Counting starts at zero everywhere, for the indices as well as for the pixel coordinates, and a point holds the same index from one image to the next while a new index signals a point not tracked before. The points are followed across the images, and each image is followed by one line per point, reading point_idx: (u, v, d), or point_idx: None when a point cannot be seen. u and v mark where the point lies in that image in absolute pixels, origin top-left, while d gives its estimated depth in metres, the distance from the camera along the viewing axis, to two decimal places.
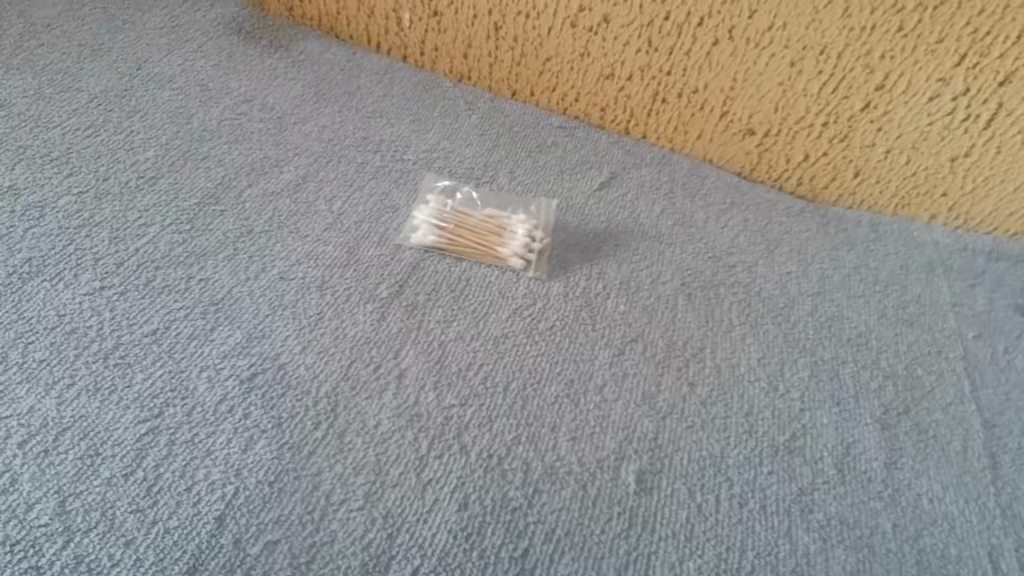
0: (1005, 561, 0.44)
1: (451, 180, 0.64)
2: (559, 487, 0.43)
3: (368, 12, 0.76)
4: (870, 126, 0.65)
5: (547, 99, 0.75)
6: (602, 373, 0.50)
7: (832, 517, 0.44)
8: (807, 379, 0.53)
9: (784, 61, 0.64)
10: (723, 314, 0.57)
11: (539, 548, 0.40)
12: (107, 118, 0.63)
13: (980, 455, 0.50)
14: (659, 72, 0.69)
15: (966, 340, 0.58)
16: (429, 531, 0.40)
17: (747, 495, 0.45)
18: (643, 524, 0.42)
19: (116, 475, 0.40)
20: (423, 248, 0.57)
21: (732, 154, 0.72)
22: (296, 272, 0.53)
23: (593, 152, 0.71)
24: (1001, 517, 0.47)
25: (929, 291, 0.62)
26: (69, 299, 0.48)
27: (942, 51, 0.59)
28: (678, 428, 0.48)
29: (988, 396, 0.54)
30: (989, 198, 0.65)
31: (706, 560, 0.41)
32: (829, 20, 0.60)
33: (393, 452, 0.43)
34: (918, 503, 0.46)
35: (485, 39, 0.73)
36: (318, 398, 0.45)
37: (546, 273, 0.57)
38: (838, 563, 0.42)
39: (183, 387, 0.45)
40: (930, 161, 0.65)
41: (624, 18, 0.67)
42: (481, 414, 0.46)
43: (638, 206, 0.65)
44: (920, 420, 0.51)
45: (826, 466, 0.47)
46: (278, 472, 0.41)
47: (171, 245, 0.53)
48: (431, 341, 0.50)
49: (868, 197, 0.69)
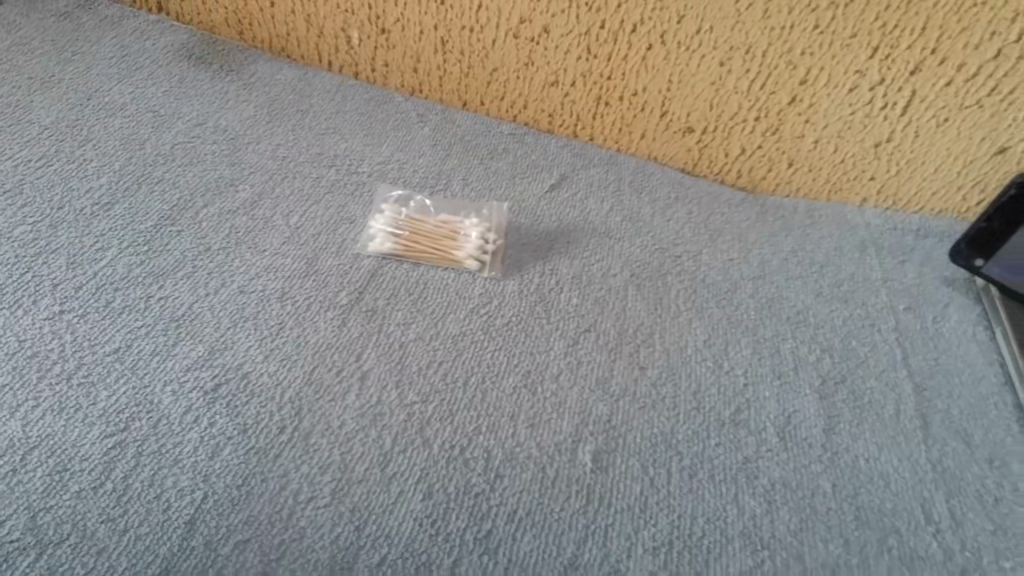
0: (937, 511, 0.48)
1: (405, 190, 0.67)
2: (519, 471, 0.45)
3: (317, 33, 0.78)
4: (798, 118, 0.68)
5: (496, 108, 0.78)
6: (557, 363, 0.53)
7: (776, 481, 0.48)
8: (749, 356, 0.56)
9: (714, 62, 0.67)
10: (670, 300, 0.60)
11: (502, 528, 0.42)
12: (59, 148, 0.63)
13: (912, 417, 0.54)
14: (600, 78, 0.72)
15: (897, 312, 0.62)
16: (396, 521, 0.42)
17: (697, 466, 0.48)
18: (599, 500, 0.45)
19: (85, 488, 0.41)
20: (382, 255, 0.59)
21: (674, 151, 0.75)
22: (256, 285, 0.55)
23: (543, 156, 0.74)
24: (933, 472, 0.50)
25: (861, 269, 0.66)
26: (29, 324, 0.49)
27: (856, 44, 0.62)
28: (631, 409, 0.50)
29: (919, 361, 0.58)
30: (914, 179, 0.69)
31: (660, 528, 0.44)
32: (751, 22, 0.63)
33: (357, 450, 0.45)
34: (856, 464, 0.50)
35: (433, 53, 0.75)
36: (282, 403, 0.47)
37: (500, 272, 0.60)
38: (782, 523, 0.45)
39: (148, 401, 0.46)
40: (856, 147, 0.68)
41: (563, 28, 0.69)
42: (442, 409, 0.48)
43: (587, 205, 0.68)
44: (856, 388, 0.55)
45: (769, 435, 0.50)
46: (245, 475, 0.43)
47: (129, 266, 0.55)
48: (391, 343, 0.52)
49: (804, 185, 0.73)
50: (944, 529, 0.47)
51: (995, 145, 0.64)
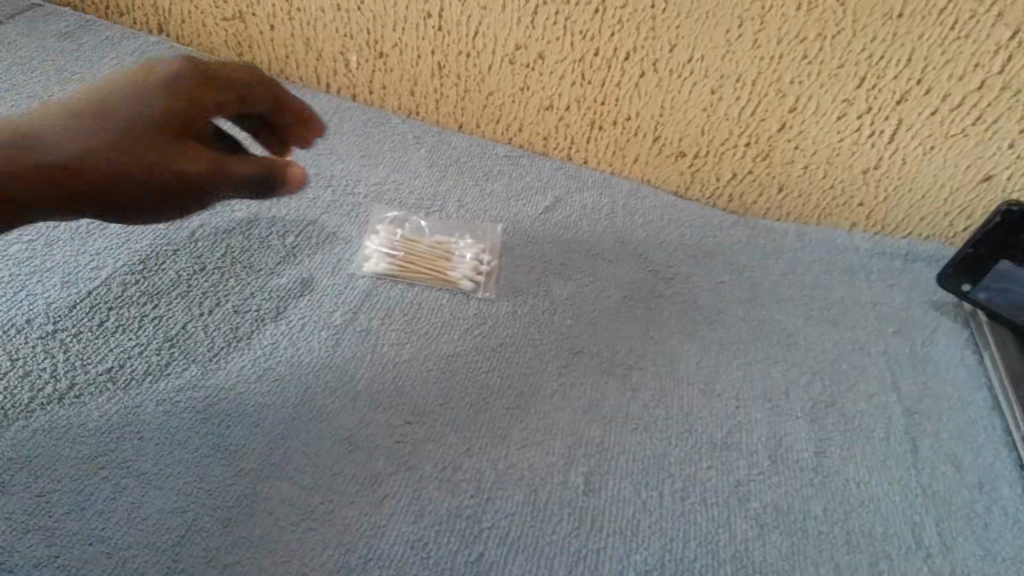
0: (928, 536, 0.48)
1: (401, 212, 0.68)
2: (511, 493, 0.45)
3: (316, 56, 0.79)
4: (787, 144, 0.69)
5: (491, 131, 0.79)
6: (550, 384, 0.53)
7: (768, 505, 0.48)
8: (741, 378, 0.56)
9: (705, 89, 0.68)
10: (663, 323, 0.60)
11: (493, 551, 0.42)
12: None
13: (902, 440, 0.54)
14: (593, 103, 0.73)
15: (888, 336, 0.62)
16: (388, 543, 0.42)
17: (689, 489, 0.48)
18: (591, 522, 0.45)
19: (73, 509, 0.41)
20: (376, 275, 0.60)
21: (666, 175, 0.76)
22: (250, 304, 0.55)
23: (537, 177, 0.74)
24: (923, 495, 0.50)
25: (852, 292, 0.66)
26: (21, 344, 0.50)
27: (844, 75, 0.62)
28: (623, 431, 0.51)
29: (908, 385, 0.58)
30: (902, 205, 0.69)
31: (652, 551, 0.44)
32: (741, 51, 0.64)
33: (349, 472, 0.45)
34: (846, 487, 0.50)
35: (430, 77, 0.77)
36: (274, 424, 0.47)
37: (495, 293, 0.60)
38: (774, 547, 0.45)
39: (139, 422, 0.46)
40: (846, 174, 0.69)
41: (557, 54, 0.70)
42: (435, 430, 0.48)
43: (581, 226, 0.69)
44: (847, 411, 0.55)
45: (761, 458, 0.51)
46: (237, 496, 0.43)
47: (124, 285, 0.55)
48: (384, 363, 0.52)
49: (793, 209, 0.73)
50: (936, 554, 0.47)
51: (981, 173, 0.64)
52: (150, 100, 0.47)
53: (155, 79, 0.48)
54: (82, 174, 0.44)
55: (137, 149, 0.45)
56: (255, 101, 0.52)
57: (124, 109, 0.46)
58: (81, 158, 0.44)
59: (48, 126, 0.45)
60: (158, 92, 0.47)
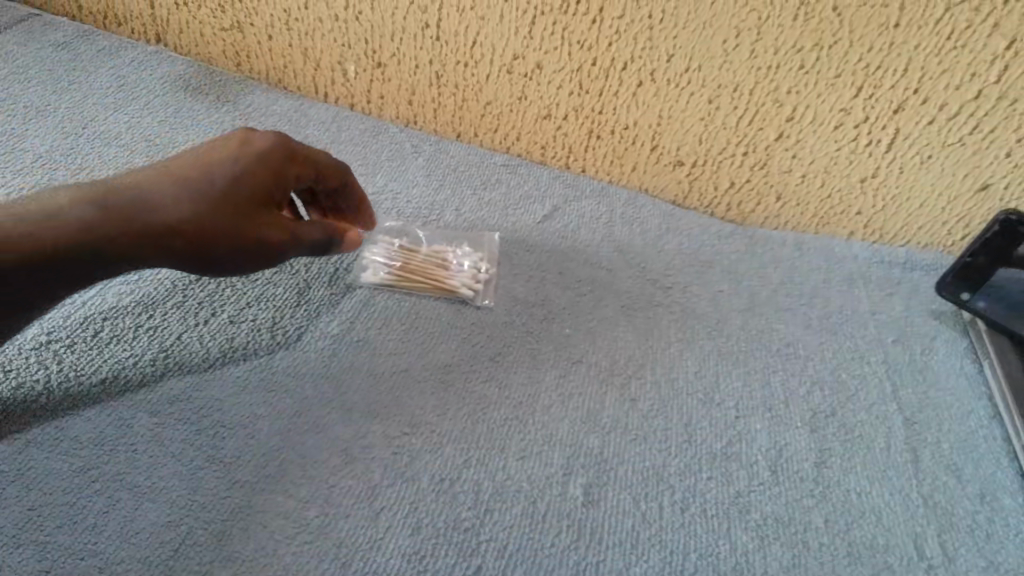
0: (929, 547, 0.48)
1: (399, 221, 0.67)
2: (509, 505, 0.45)
3: (314, 65, 0.79)
4: (785, 154, 0.69)
5: (490, 139, 0.79)
6: (549, 395, 0.53)
7: (768, 516, 0.47)
8: (741, 388, 0.56)
9: (703, 99, 0.68)
10: (661, 332, 0.60)
11: (491, 565, 0.42)
12: (53, 176, 0.67)
13: (902, 450, 0.54)
14: (591, 113, 0.73)
15: (886, 344, 0.62)
16: (384, 557, 0.42)
17: (689, 500, 0.47)
18: (590, 535, 0.44)
19: (65, 523, 0.41)
20: (374, 285, 0.59)
21: (664, 183, 0.76)
22: (246, 315, 0.55)
23: (536, 186, 0.74)
24: (924, 506, 0.50)
25: (851, 301, 0.66)
26: (14, 355, 0.49)
27: (841, 84, 0.63)
28: (622, 441, 0.50)
29: (908, 394, 0.58)
30: (900, 213, 0.69)
31: (652, 564, 0.43)
32: (739, 61, 0.64)
33: (345, 484, 0.45)
34: (846, 498, 0.50)
35: (428, 86, 0.77)
36: (269, 436, 0.46)
37: (493, 302, 0.60)
38: (774, 560, 0.45)
39: (132, 433, 0.46)
40: (843, 183, 0.69)
41: (555, 64, 0.70)
42: (432, 440, 0.48)
43: (579, 235, 0.69)
44: (846, 420, 0.55)
45: (761, 468, 0.50)
46: (231, 509, 0.42)
47: (119, 295, 0.55)
48: (381, 374, 0.52)
49: (791, 218, 0.73)
50: (938, 565, 0.47)
51: (978, 182, 0.64)
52: (247, 165, 0.48)
53: (253, 145, 0.50)
54: (187, 234, 0.45)
55: (240, 212, 0.47)
56: (329, 178, 0.55)
57: (223, 170, 0.47)
58: (190, 217, 0.45)
59: (155, 183, 0.46)
60: (257, 158, 0.49)
